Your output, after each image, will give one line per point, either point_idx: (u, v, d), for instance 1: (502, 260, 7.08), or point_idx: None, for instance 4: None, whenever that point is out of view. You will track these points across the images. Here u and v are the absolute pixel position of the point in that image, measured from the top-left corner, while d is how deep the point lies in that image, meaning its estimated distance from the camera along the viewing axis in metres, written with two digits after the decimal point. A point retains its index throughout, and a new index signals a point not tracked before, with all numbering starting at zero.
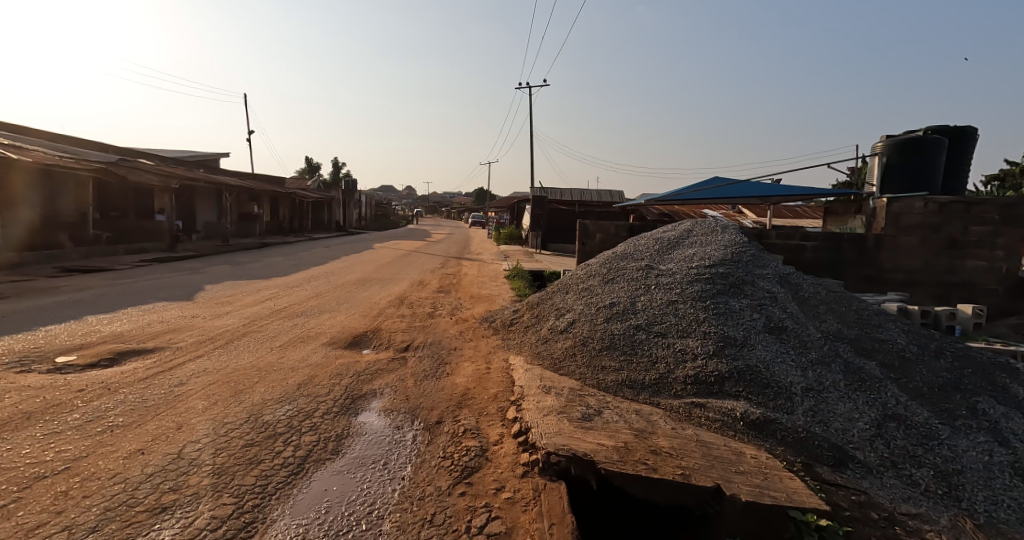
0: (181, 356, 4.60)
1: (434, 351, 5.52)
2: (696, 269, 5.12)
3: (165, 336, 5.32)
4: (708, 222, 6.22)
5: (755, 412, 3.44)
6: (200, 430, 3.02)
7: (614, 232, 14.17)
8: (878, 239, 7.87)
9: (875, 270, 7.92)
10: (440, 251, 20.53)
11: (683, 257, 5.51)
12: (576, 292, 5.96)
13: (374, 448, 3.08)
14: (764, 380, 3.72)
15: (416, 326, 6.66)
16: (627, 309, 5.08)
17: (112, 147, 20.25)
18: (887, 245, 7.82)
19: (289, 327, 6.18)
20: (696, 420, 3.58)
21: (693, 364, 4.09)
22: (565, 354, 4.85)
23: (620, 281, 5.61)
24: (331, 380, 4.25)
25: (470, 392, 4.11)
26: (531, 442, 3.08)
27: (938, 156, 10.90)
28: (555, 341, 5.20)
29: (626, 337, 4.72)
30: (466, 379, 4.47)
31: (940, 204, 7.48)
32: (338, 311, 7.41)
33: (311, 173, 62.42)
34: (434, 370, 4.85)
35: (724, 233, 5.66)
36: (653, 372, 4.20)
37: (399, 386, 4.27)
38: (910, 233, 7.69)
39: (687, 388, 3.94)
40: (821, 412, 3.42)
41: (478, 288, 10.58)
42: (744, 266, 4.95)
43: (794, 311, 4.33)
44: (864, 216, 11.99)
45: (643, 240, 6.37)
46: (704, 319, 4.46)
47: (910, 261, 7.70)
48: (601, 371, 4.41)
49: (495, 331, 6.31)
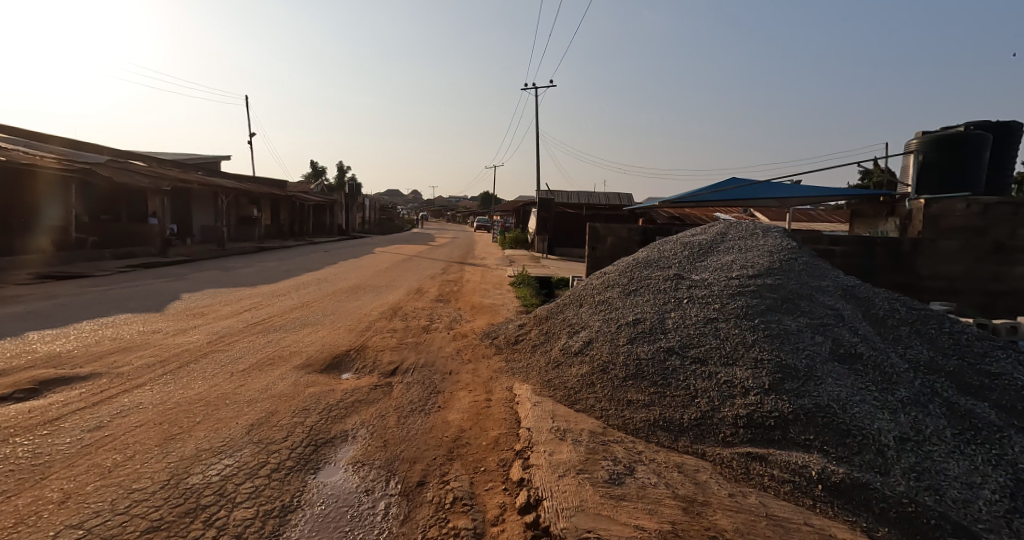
0: (117, 385, 3.83)
1: (426, 377, 4.71)
2: (738, 279, 4.28)
3: (109, 358, 4.54)
4: (744, 224, 5.40)
5: (838, 472, 2.60)
6: (90, 506, 2.22)
7: (626, 236, 13.35)
8: (915, 243, 6.92)
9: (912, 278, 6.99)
10: (444, 257, 19.76)
11: (719, 264, 4.68)
12: (593, 305, 5.16)
13: (329, 528, 2.26)
14: (842, 426, 2.86)
15: (407, 343, 5.84)
16: (656, 329, 4.25)
17: (106, 149, 19.67)
18: (925, 249, 6.86)
19: (261, 345, 5.40)
20: (757, 480, 2.73)
21: (743, 401, 3.25)
22: (581, 383, 4.02)
23: (644, 294, 4.79)
24: (294, 418, 3.44)
25: (464, 436, 3.28)
26: (543, 526, 2.26)
27: (982, 153, 9.98)
28: (569, 365, 4.39)
29: (656, 362, 3.89)
30: (461, 416, 3.65)
31: (985, 205, 6.54)
32: (323, 324, 6.63)
33: (318, 175, 64.16)
34: (424, 402, 4.03)
35: (767, 237, 4.83)
36: (692, 410, 3.36)
37: (378, 425, 3.46)
38: (951, 237, 6.73)
39: (739, 433, 3.09)
40: (927, 472, 2.55)
41: (480, 296, 9.76)
42: (797, 276, 4.12)
43: (868, 334, 3.48)
44: (898, 219, 11.16)
45: (668, 245, 5.55)
46: (754, 342, 3.62)
47: (951, 267, 6.75)
48: (627, 406, 3.57)
49: (498, 350, 5.49)
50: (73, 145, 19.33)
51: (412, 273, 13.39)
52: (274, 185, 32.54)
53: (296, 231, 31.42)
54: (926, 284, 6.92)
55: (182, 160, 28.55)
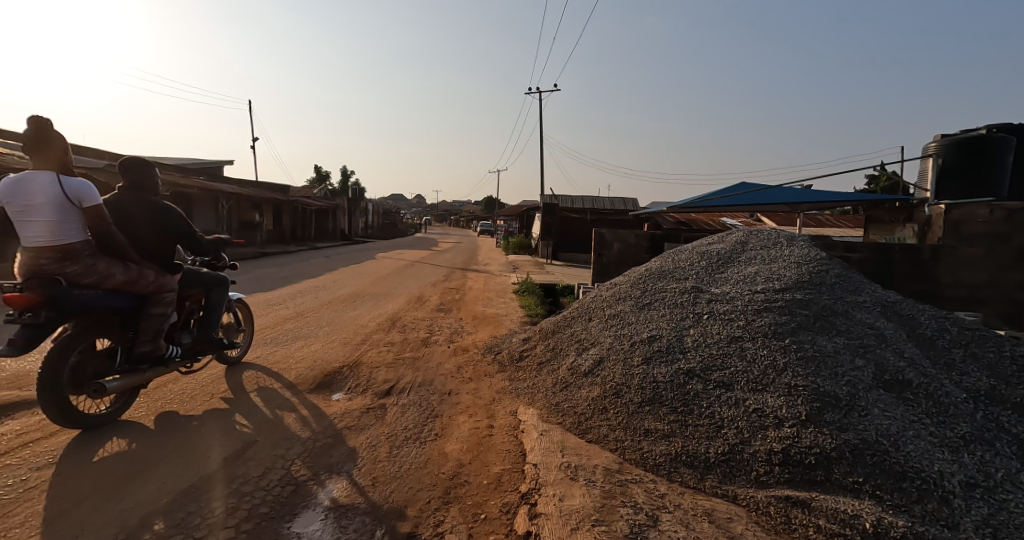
0: None
1: (423, 398, 4.35)
2: (763, 294, 3.91)
3: None
4: (765, 232, 5.04)
5: (897, 525, 2.23)
6: None
7: (634, 242, 12.97)
8: (935, 249, 6.36)
9: (932, 287, 6.43)
10: (446, 262, 19.45)
11: (741, 276, 4.33)
12: (603, 320, 4.81)
13: None
14: (897, 467, 2.49)
15: (404, 359, 5.49)
16: (674, 348, 3.89)
17: (106, 153, 19.49)
18: (946, 256, 6.30)
19: (248, 360, 5.07)
20: (800, 533, 2.36)
21: (778, 434, 2.88)
22: (593, 408, 3.66)
23: (660, 308, 4.43)
24: (274, 450, 3.09)
25: (463, 473, 2.92)
26: None
27: (1007, 155, 9.22)
28: (578, 387, 4.02)
29: (675, 386, 3.53)
30: (460, 447, 3.29)
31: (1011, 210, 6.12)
32: (317, 337, 6.29)
33: (321, 179, 64.08)
34: (420, 429, 3.67)
35: (793, 247, 4.46)
36: (719, 443, 2.99)
37: (367, 459, 3.09)
38: (974, 244, 6.21)
39: (775, 472, 2.72)
40: (1004, 527, 2.18)
41: (482, 305, 9.41)
42: (830, 290, 3.75)
43: (915, 357, 3.11)
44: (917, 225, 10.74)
45: (683, 254, 5.20)
46: (786, 365, 3.25)
47: (973, 275, 6.19)
48: (645, 437, 3.20)
49: (501, 367, 5.12)
50: (74, 150, 19.18)
51: (414, 280, 13.07)
52: (277, 189, 32.36)
53: (299, 236, 31.23)
54: (947, 293, 6.34)
55: (185, 164, 28.42)
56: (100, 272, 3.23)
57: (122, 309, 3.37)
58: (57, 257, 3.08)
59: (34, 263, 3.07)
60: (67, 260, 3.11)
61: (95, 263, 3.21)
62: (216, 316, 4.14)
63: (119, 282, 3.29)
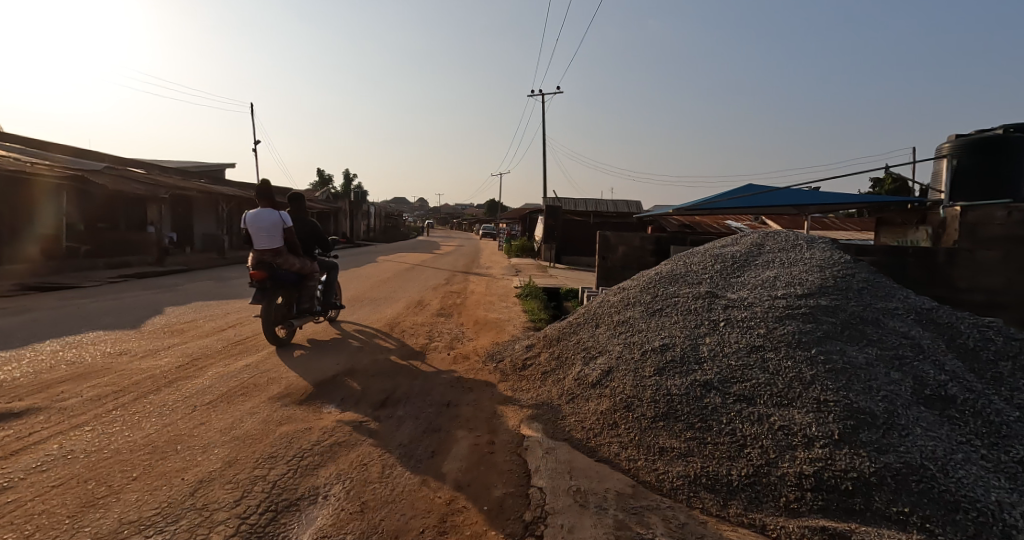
0: (54, 422, 3.25)
1: (420, 410, 4.09)
2: (785, 299, 3.64)
3: (60, 386, 3.99)
4: (782, 234, 4.78)
5: None
6: None
7: (639, 245, 12.72)
8: (951, 252, 6.06)
9: (947, 291, 6.14)
10: (448, 265, 19.22)
11: (759, 280, 4.06)
12: (612, 326, 4.56)
13: None
14: (946, 497, 2.22)
15: (401, 367, 5.24)
16: (688, 358, 3.62)
17: (105, 156, 19.36)
18: (962, 259, 6.00)
19: (238, 369, 4.81)
20: None
21: (809, 455, 2.61)
22: (602, 424, 3.39)
23: (672, 315, 4.17)
24: (256, 470, 2.84)
25: (461, 497, 2.66)
26: None
27: None
28: (585, 400, 3.76)
29: (691, 400, 3.26)
30: (459, 467, 3.03)
31: None
32: (312, 343, 6.05)
33: (324, 183, 64.08)
34: (417, 444, 3.41)
35: (814, 249, 4.19)
36: (742, 464, 2.72)
37: (357, 480, 2.84)
38: (990, 247, 5.88)
39: (807, 499, 2.45)
40: None
41: (484, 310, 9.17)
42: (857, 296, 3.48)
43: (957, 371, 2.84)
44: (931, 227, 10.48)
45: (695, 257, 4.94)
46: (814, 377, 2.98)
47: (990, 280, 5.88)
48: (660, 457, 2.93)
49: (503, 376, 4.86)
50: (74, 153, 19.06)
51: (415, 284, 12.84)
52: (278, 193, 32.24)
53: None
54: (963, 298, 6.05)
55: (186, 167, 28.32)
56: (289, 262, 5.80)
57: (297, 282, 5.96)
58: (272, 254, 5.59)
59: (259, 257, 5.57)
60: (276, 255, 5.62)
61: (285, 258, 5.75)
62: (331, 291, 6.76)
63: (297, 268, 5.86)
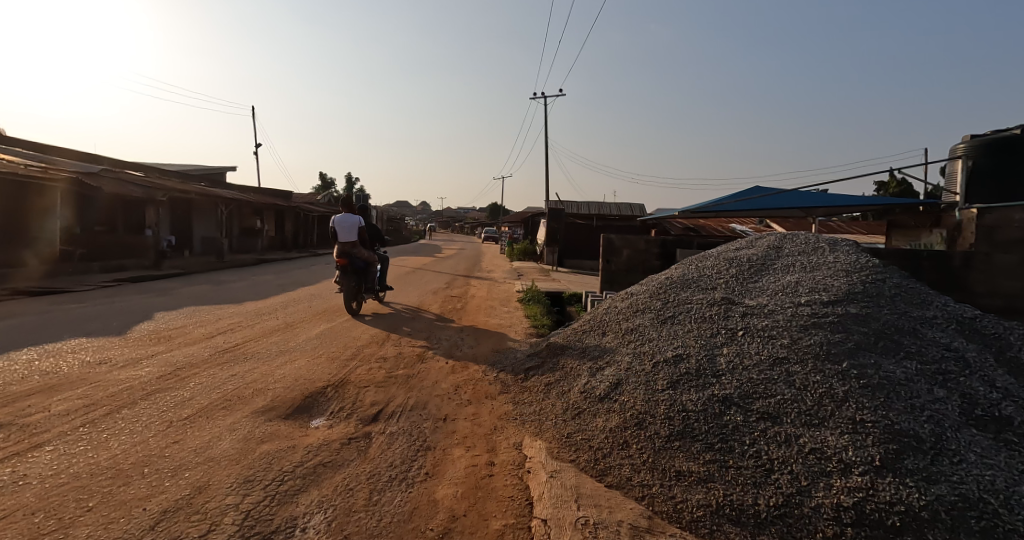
0: (13, 441, 2.98)
1: (414, 425, 3.81)
2: (809, 306, 3.36)
3: (29, 399, 3.72)
4: (801, 237, 4.50)
5: None
6: None
7: (644, 248, 12.44)
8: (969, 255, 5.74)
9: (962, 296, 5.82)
10: (449, 269, 18.94)
11: (778, 285, 3.78)
12: (620, 335, 4.28)
13: None
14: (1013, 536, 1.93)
15: (396, 377, 4.96)
16: (705, 371, 3.33)
17: (104, 159, 19.21)
18: (979, 262, 5.68)
19: (222, 379, 4.53)
20: None
21: (847, 484, 2.31)
22: (611, 443, 3.10)
23: (686, 323, 3.89)
24: (228, 497, 2.56)
25: (455, 529, 2.38)
26: None
27: None
28: (592, 415, 3.48)
29: (709, 418, 2.97)
30: (453, 492, 2.74)
31: None
32: (303, 351, 5.77)
33: (326, 186, 64.03)
34: (409, 464, 3.13)
35: (837, 253, 3.91)
36: (770, 493, 2.43)
37: (340, 509, 2.54)
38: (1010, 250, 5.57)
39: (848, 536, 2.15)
40: None
41: (485, 315, 8.88)
42: (890, 304, 3.19)
43: (1009, 388, 2.55)
44: (945, 230, 10.18)
45: (708, 261, 4.66)
46: (848, 394, 2.68)
47: (1010, 284, 5.56)
48: (676, 482, 2.64)
49: (504, 387, 4.57)
50: (73, 155, 18.92)
51: (415, 288, 12.57)
52: (279, 196, 32.10)
53: (301, 242, 30.86)
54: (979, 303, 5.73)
55: (187, 170, 28.21)
56: (360, 253, 8.30)
57: (364, 268, 8.48)
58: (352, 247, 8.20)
59: (343, 249, 8.20)
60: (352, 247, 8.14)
61: (359, 250, 8.30)
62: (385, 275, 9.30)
63: (366, 257, 8.37)
